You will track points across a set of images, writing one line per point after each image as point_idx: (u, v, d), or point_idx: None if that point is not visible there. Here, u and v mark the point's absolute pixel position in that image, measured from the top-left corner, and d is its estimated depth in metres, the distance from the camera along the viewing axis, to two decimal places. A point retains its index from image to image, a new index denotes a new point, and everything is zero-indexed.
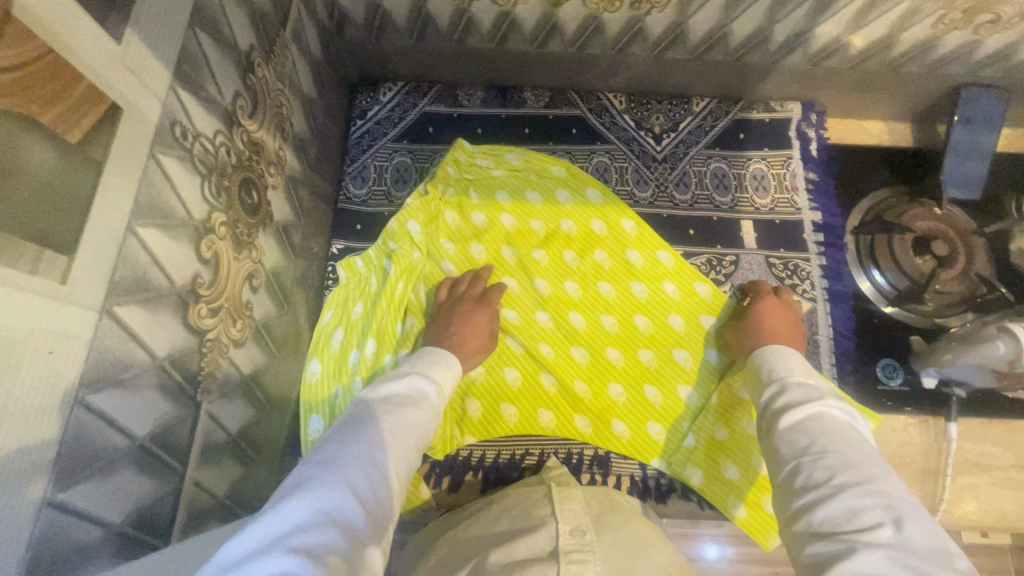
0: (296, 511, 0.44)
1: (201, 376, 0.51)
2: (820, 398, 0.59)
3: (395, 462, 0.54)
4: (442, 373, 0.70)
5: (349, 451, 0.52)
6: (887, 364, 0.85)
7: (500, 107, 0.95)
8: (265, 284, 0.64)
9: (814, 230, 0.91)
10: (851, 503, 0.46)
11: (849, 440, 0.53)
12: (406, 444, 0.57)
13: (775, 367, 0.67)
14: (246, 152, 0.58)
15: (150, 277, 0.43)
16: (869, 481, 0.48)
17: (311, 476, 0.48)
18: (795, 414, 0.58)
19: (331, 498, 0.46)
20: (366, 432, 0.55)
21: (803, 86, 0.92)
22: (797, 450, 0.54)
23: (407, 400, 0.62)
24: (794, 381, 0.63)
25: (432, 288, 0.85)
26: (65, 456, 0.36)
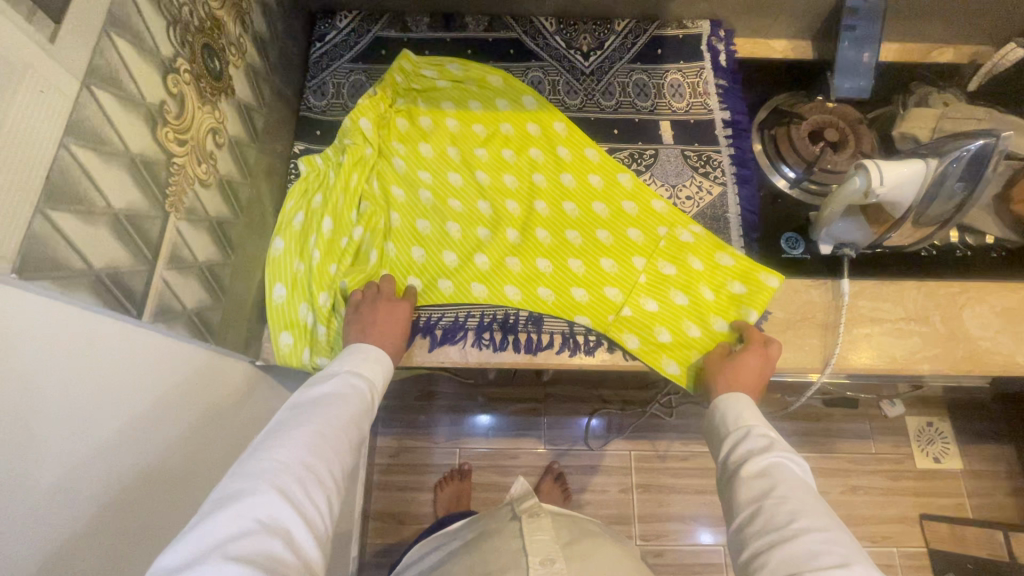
0: (233, 518, 0.55)
1: (169, 189, 0.62)
2: (776, 449, 0.69)
3: (326, 459, 0.65)
4: (373, 369, 0.78)
5: (276, 457, 0.62)
6: (790, 237, 0.96)
7: (445, 31, 1.07)
8: (227, 145, 0.75)
9: (724, 127, 1.02)
10: (806, 549, 0.58)
11: (807, 491, 0.65)
12: (337, 438, 0.68)
13: (738, 415, 0.75)
14: (208, 23, 0.69)
15: (123, 80, 0.54)
16: (820, 529, 0.60)
17: (240, 484, 0.59)
18: (758, 459, 0.68)
19: (260, 509, 0.57)
20: (290, 435, 0.65)
21: (708, 5, 1.05)
22: (761, 492, 0.65)
23: (334, 398, 0.72)
24: (756, 427, 0.73)
25: (383, 180, 0.96)
26: (55, 183, 0.46)
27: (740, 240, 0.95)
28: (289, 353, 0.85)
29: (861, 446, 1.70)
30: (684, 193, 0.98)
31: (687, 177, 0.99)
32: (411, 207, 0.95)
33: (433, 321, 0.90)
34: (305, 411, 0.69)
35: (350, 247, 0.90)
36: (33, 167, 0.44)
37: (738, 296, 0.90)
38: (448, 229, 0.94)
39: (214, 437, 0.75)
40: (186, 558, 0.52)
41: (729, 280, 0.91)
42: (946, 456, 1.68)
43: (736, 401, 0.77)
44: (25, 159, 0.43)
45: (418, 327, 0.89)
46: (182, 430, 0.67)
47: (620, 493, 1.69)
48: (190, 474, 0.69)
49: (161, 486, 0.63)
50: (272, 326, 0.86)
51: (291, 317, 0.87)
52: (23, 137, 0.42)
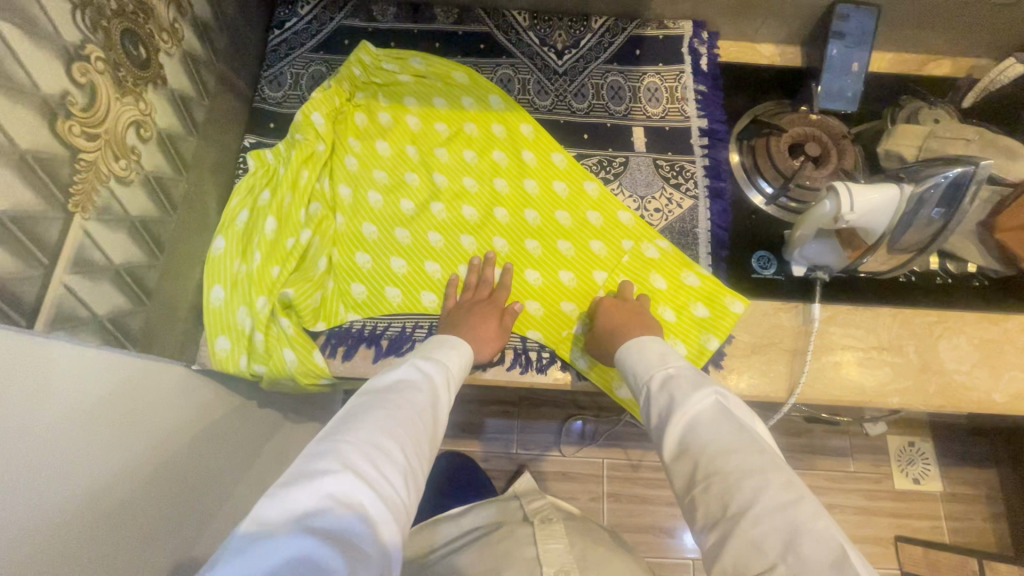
0: (317, 493, 0.53)
1: (72, 189, 0.57)
2: (682, 406, 0.64)
3: (409, 444, 0.62)
4: (449, 355, 0.75)
5: (379, 438, 0.60)
6: (762, 256, 0.91)
7: (412, 22, 1.02)
8: (155, 139, 0.70)
9: (700, 136, 0.97)
10: (743, 529, 0.52)
11: (729, 441, 0.59)
12: (418, 424, 0.65)
13: (638, 371, 0.73)
14: (130, 6, 0.64)
15: (8, 67, 0.49)
16: (750, 493, 0.54)
17: (331, 459, 0.56)
18: (674, 435, 0.63)
19: (338, 488, 0.53)
20: (365, 417, 0.62)
21: (691, 5, 0.99)
22: (690, 471, 0.59)
23: (412, 387, 0.68)
24: (659, 387, 0.68)
25: (336, 180, 0.91)
26: None
27: (708, 256, 0.90)
28: (224, 358, 0.81)
29: (840, 463, 1.65)
30: (654, 205, 0.93)
31: (657, 188, 0.94)
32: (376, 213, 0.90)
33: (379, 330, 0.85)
34: (387, 397, 0.66)
35: (297, 251, 0.86)
36: None
37: (702, 319, 0.85)
38: (397, 235, 0.90)
39: (167, 448, 0.70)
40: (277, 522, 0.50)
41: (695, 301, 0.87)
42: (925, 477, 1.64)
43: (629, 350, 0.75)
44: None
45: (363, 336, 0.84)
46: (116, 446, 0.61)
47: (591, 501, 1.66)
48: (134, 494, 0.64)
49: (101, 515, 0.59)
50: (208, 329, 0.82)
51: (228, 321, 0.82)
52: None
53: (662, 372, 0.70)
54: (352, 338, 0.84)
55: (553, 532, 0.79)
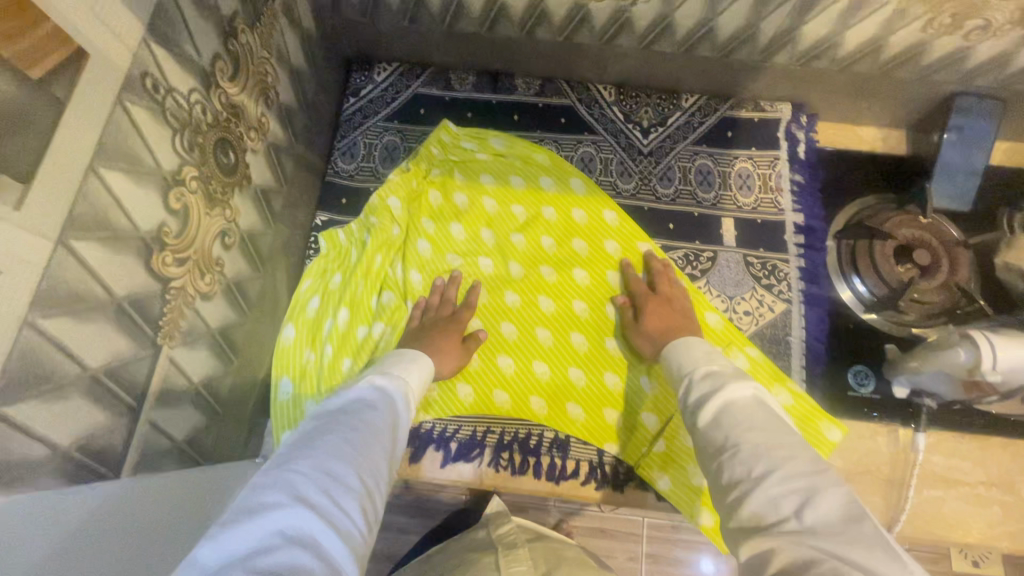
0: (258, 526, 0.44)
1: (162, 321, 0.54)
2: (728, 388, 0.59)
3: (364, 466, 0.53)
4: (407, 370, 0.69)
5: (330, 462, 0.51)
6: (858, 371, 0.84)
7: (491, 92, 0.97)
8: (238, 244, 0.67)
9: (795, 232, 0.90)
10: (771, 501, 0.46)
11: (757, 424, 0.54)
12: (377, 445, 0.57)
13: (683, 363, 0.69)
14: (224, 113, 0.60)
15: (112, 217, 0.46)
16: (788, 486, 0.46)
17: (276, 492, 0.47)
18: (703, 415, 0.58)
19: (285, 520, 0.44)
20: (317, 443, 0.54)
21: (793, 87, 0.92)
22: (718, 443, 0.54)
23: (368, 405, 0.61)
24: (701, 376, 0.64)
25: (408, 265, 0.87)
26: (14, 374, 0.39)
27: (801, 370, 0.84)
28: None
29: None
30: (743, 307, 0.87)
31: (748, 288, 0.88)
32: (422, 295, 0.85)
33: (449, 433, 0.81)
34: (336, 418, 0.57)
35: (367, 344, 0.82)
36: None
37: None
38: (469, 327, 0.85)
39: None
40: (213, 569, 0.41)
41: (787, 423, 0.80)
42: None
43: (680, 344, 0.72)
44: None
45: (432, 437, 0.81)
46: None
47: None
48: None
49: None
50: (275, 424, 0.79)
51: (296, 416, 0.79)
52: None
53: (704, 367, 0.65)
54: (420, 441, 0.81)
55: (516, 555, 0.74)
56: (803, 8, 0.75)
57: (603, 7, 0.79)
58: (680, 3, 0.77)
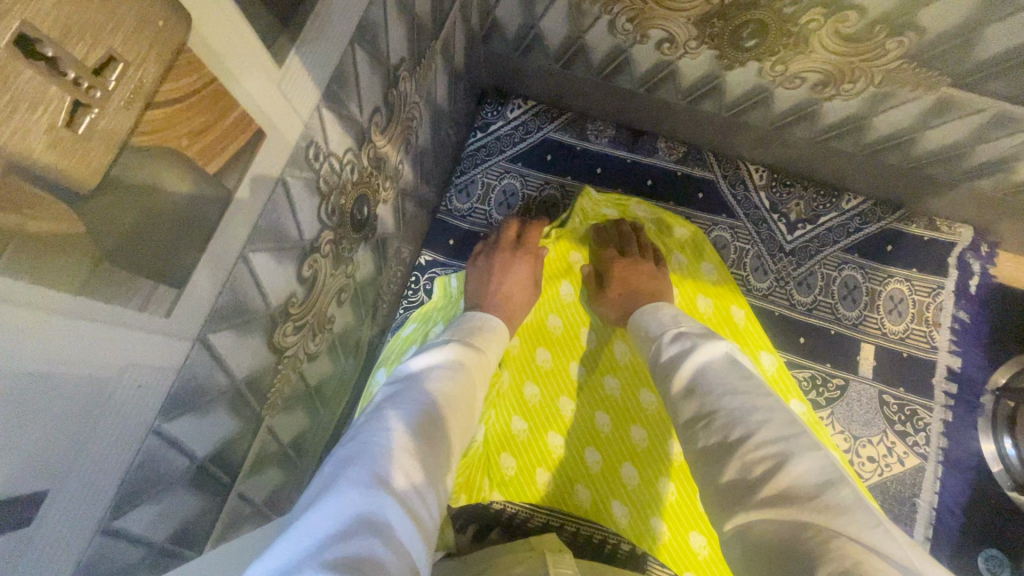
0: (331, 510, 0.35)
1: (269, 392, 0.50)
2: (701, 351, 0.52)
3: (441, 442, 0.45)
4: (484, 339, 0.60)
5: (407, 432, 0.43)
6: (992, 556, 0.72)
7: (627, 150, 0.89)
8: (350, 296, 0.62)
9: (946, 378, 0.78)
10: (749, 467, 0.41)
11: (735, 385, 0.47)
12: (457, 421, 0.48)
13: (650, 327, 0.61)
14: (369, 168, 0.55)
15: (250, 301, 0.41)
16: (767, 452, 0.41)
17: (348, 467, 0.39)
18: (679, 380, 0.51)
19: (365, 501, 0.36)
20: (397, 412, 0.45)
21: (980, 212, 0.79)
22: (695, 413, 0.48)
23: (448, 370, 0.52)
24: (669, 339, 0.56)
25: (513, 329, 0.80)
26: (130, 485, 0.35)
27: (925, 543, 0.74)
28: None
29: None
30: (867, 451, 0.77)
31: (878, 432, 0.77)
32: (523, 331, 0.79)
33: (517, 516, 0.77)
34: (419, 387, 0.48)
35: None
36: (93, 496, 0.32)
37: None
38: (559, 407, 0.77)
39: None
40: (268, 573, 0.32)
41: None
42: None
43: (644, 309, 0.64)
44: (82, 495, 0.31)
45: (501, 518, 0.77)
46: None
47: None
48: None
49: None
50: None
51: None
52: (95, 466, 0.31)
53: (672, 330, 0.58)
54: (489, 518, 0.77)
55: (563, 558, 0.59)
56: None
57: (792, 95, 0.70)
58: (887, 108, 0.66)
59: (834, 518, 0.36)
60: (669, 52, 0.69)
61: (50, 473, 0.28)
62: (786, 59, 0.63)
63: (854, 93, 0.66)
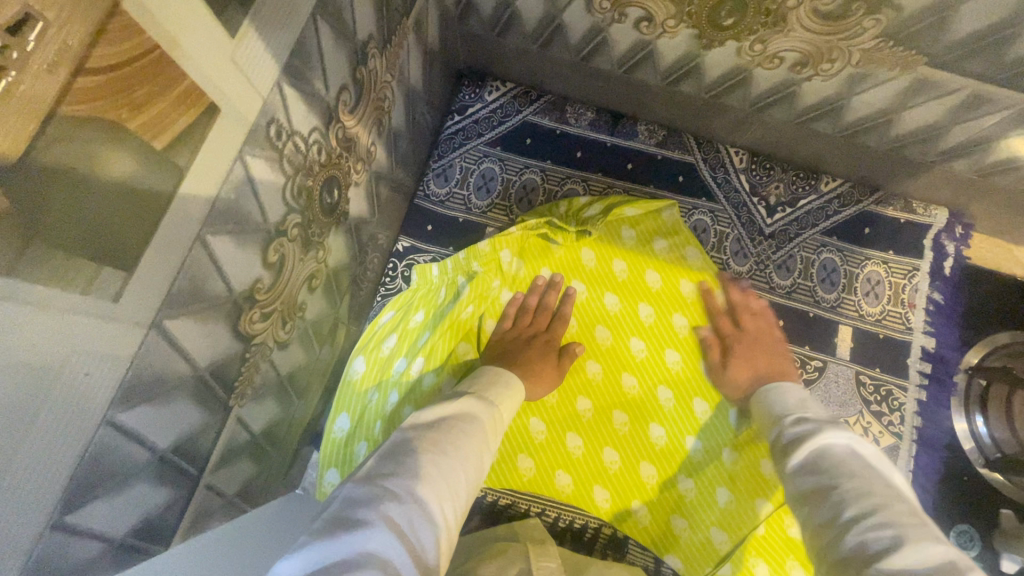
0: (338, 543, 0.35)
1: (237, 382, 0.49)
2: (826, 432, 0.50)
3: (450, 498, 0.43)
4: (508, 395, 0.59)
5: (421, 484, 0.41)
6: (963, 531, 0.74)
7: (607, 133, 0.87)
8: (322, 283, 0.61)
9: (921, 358, 0.80)
10: (864, 544, 0.38)
11: (858, 469, 0.45)
12: (471, 479, 0.46)
13: (777, 404, 0.59)
14: (337, 149, 0.53)
15: (210, 287, 0.40)
16: (884, 534, 0.37)
17: (362, 506, 0.38)
18: (795, 460, 0.50)
19: (363, 540, 0.35)
20: (407, 457, 0.44)
21: (955, 194, 0.80)
22: (811, 488, 0.46)
23: (463, 422, 0.50)
24: (792, 422, 0.55)
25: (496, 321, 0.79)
26: (82, 478, 0.33)
27: None
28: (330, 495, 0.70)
29: None
30: None
31: (854, 412, 0.78)
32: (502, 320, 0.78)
33: (498, 502, 0.77)
34: (430, 433, 0.47)
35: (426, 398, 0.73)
36: (39, 491, 0.30)
37: None
38: None
39: None
40: None
41: None
42: None
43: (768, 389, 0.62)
44: (27, 489, 0.29)
45: (481, 505, 0.77)
46: None
47: None
48: None
49: None
50: (322, 457, 0.72)
51: (345, 457, 0.71)
52: (39, 459, 0.29)
53: (800, 413, 0.56)
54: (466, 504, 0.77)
55: (547, 550, 0.61)
56: (1013, 120, 0.64)
57: (771, 75, 0.69)
58: (865, 89, 0.66)
59: None
60: (649, 32, 0.68)
61: None
62: (765, 38, 0.62)
63: (832, 73, 0.65)
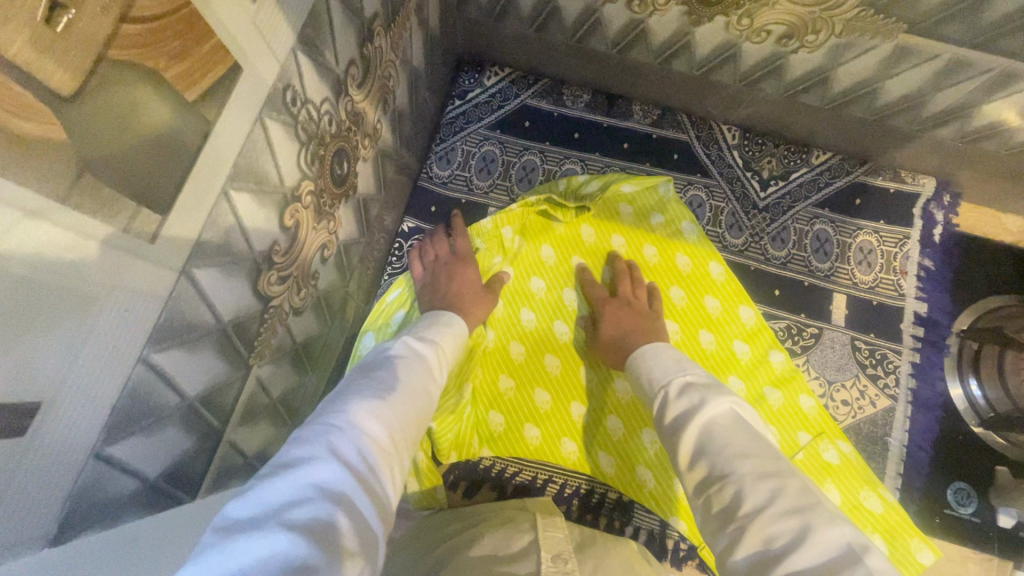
0: (282, 485, 0.35)
1: (256, 341, 0.51)
2: (710, 402, 0.51)
3: (399, 433, 0.45)
4: (447, 335, 0.61)
5: (361, 422, 0.42)
6: (959, 488, 0.76)
7: (604, 114, 0.90)
8: (334, 255, 0.63)
9: (914, 323, 0.82)
10: (769, 539, 0.38)
11: (744, 446, 0.45)
12: (417, 412, 0.49)
13: (654, 374, 0.60)
14: (347, 122, 0.56)
15: (233, 242, 0.42)
16: (783, 525, 0.38)
17: (304, 448, 0.38)
18: (686, 443, 0.49)
19: (320, 475, 0.36)
20: (359, 399, 0.45)
21: (942, 163, 0.82)
22: (707, 476, 0.45)
23: (406, 366, 0.52)
24: (677, 392, 0.55)
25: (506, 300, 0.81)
26: (121, 413, 0.36)
27: (896, 477, 0.77)
28: None
29: None
30: (841, 395, 0.80)
31: (850, 376, 0.81)
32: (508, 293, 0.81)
33: (505, 473, 0.79)
34: (381, 377, 0.49)
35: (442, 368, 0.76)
36: (84, 417, 0.33)
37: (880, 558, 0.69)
38: (544, 363, 0.79)
39: None
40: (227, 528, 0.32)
41: (871, 532, 0.70)
42: None
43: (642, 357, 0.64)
44: (74, 414, 0.32)
45: (489, 475, 0.79)
46: None
47: None
48: None
49: None
50: None
51: None
52: (86, 386, 0.32)
53: (680, 379, 0.57)
54: (475, 474, 0.79)
55: (554, 520, 0.62)
56: (992, 85, 0.66)
57: (759, 50, 0.72)
58: (849, 59, 0.69)
59: None
60: (640, 10, 0.71)
61: (40, 386, 0.29)
62: (751, 12, 0.65)
63: (817, 44, 0.68)
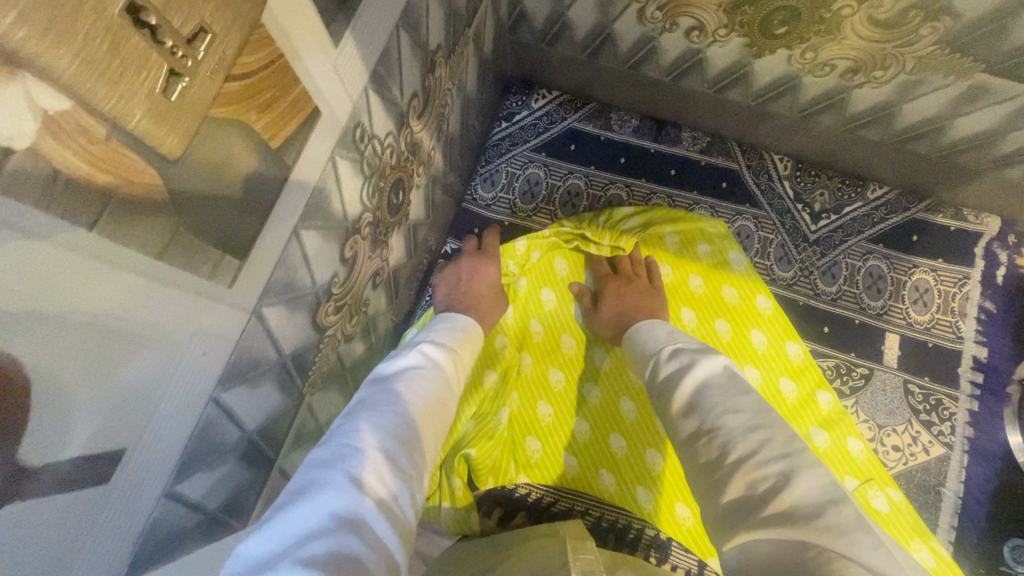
0: (304, 513, 0.32)
1: (311, 370, 0.51)
2: (701, 367, 0.50)
3: (419, 450, 0.43)
4: (456, 338, 0.60)
5: (380, 440, 0.40)
6: (1016, 546, 0.71)
7: (651, 140, 0.89)
8: (383, 280, 0.64)
9: (972, 368, 0.78)
10: (752, 485, 0.39)
11: (733, 401, 0.45)
12: (433, 420, 0.48)
13: (647, 343, 0.60)
14: (405, 153, 0.56)
15: (299, 278, 0.42)
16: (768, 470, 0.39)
17: (322, 469, 0.36)
18: (678, 401, 0.49)
19: (340, 503, 0.33)
20: (377, 414, 0.43)
21: (1008, 202, 0.79)
22: (696, 431, 0.46)
23: (425, 380, 0.50)
24: (667, 357, 0.55)
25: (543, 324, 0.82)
26: (190, 451, 0.36)
27: (950, 530, 0.74)
28: None
29: None
30: (892, 441, 0.77)
31: (902, 420, 0.78)
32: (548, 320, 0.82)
33: (540, 501, 0.74)
34: (399, 391, 0.47)
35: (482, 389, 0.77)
36: (160, 458, 0.33)
37: None
38: (584, 393, 0.79)
39: None
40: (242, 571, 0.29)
41: None
42: None
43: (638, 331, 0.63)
44: (150, 457, 0.32)
45: (523, 503, 0.74)
46: None
47: None
48: None
49: None
50: None
51: None
52: (163, 429, 0.32)
53: (670, 346, 0.57)
54: (510, 502, 0.74)
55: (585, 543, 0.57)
56: None
57: (821, 83, 0.70)
58: (918, 96, 0.66)
59: (834, 539, 0.33)
60: (698, 40, 0.69)
61: (124, 432, 0.29)
62: (817, 46, 0.63)
63: (884, 80, 0.66)
